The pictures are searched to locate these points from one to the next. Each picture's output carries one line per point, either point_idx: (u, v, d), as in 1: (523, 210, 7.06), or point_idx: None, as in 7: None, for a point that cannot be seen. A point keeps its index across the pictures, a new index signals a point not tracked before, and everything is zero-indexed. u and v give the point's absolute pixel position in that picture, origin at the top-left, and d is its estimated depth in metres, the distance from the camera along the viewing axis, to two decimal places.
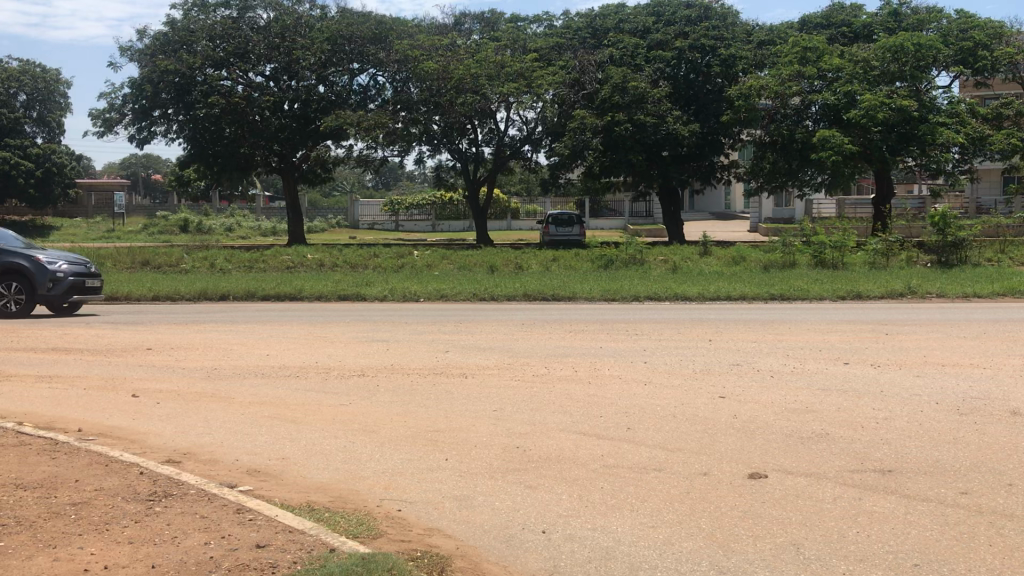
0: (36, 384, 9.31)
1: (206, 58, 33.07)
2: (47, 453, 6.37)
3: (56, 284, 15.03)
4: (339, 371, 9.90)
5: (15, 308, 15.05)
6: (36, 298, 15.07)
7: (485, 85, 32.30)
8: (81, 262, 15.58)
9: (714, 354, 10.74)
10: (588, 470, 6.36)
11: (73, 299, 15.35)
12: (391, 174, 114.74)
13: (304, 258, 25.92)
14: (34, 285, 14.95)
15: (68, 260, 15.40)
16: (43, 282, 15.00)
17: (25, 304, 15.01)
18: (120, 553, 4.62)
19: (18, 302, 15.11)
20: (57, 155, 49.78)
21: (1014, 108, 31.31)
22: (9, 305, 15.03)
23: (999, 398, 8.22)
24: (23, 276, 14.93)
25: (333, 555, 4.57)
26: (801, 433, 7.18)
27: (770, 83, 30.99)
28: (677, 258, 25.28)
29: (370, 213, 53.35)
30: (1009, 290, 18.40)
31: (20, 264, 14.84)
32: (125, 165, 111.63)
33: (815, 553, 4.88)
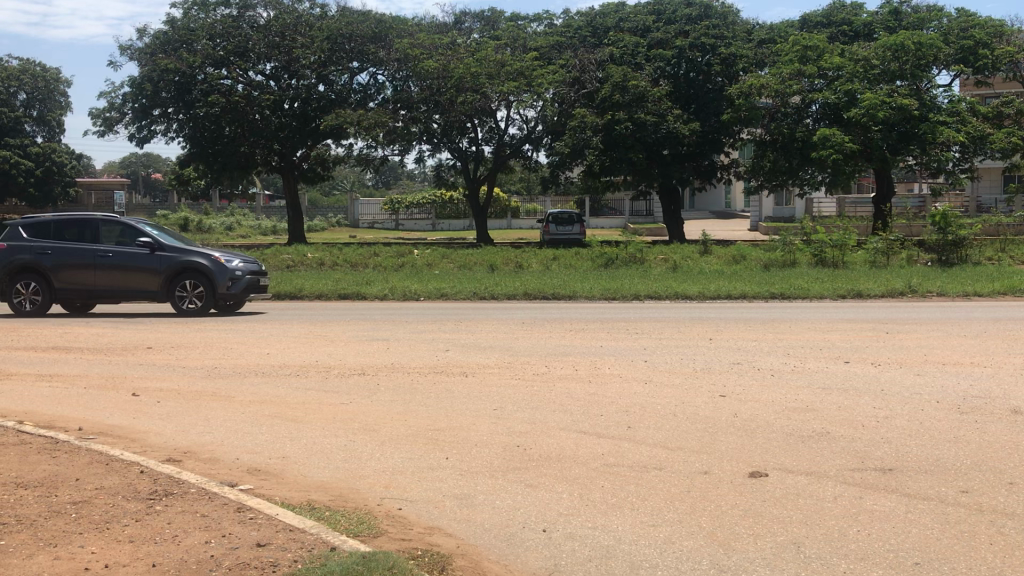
0: (36, 383, 9.32)
1: (206, 57, 33.18)
2: (47, 451, 6.38)
3: (235, 284, 15.05)
4: (339, 370, 9.91)
5: (192, 307, 15.07)
6: (215, 297, 15.09)
7: (485, 84, 32.34)
8: (254, 261, 15.58)
9: (715, 353, 10.75)
10: (589, 468, 6.36)
11: (248, 298, 15.39)
12: (391, 173, 114.69)
13: (303, 257, 25.92)
14: (214, 285, 14.94)
15: (242, 259, 15.39)
16: (222, 281, 14.98)
17: (203, 303, 15.01)
18: (120, 552, 4.62)
19: (195, 300, 15.13)
20: (56, 155, 49.76)
21: (1014, 107, 31.28)
22: (187, 303, 15.05)
23: (1000, 396, 8.23)
24: (201, 274, 14.92)
25: (334, 554, 4.57)
26: (802, 432, 7.18)
27: (771, 82, 31.03)
28: (678, 256, 25.28)
29: (370, 212, 53.33)
30: (1009, 289, 18.39)
31: (202, 263, 14.81)
32: (125, 164, 111.65)
33: (815, 551, 4.88)
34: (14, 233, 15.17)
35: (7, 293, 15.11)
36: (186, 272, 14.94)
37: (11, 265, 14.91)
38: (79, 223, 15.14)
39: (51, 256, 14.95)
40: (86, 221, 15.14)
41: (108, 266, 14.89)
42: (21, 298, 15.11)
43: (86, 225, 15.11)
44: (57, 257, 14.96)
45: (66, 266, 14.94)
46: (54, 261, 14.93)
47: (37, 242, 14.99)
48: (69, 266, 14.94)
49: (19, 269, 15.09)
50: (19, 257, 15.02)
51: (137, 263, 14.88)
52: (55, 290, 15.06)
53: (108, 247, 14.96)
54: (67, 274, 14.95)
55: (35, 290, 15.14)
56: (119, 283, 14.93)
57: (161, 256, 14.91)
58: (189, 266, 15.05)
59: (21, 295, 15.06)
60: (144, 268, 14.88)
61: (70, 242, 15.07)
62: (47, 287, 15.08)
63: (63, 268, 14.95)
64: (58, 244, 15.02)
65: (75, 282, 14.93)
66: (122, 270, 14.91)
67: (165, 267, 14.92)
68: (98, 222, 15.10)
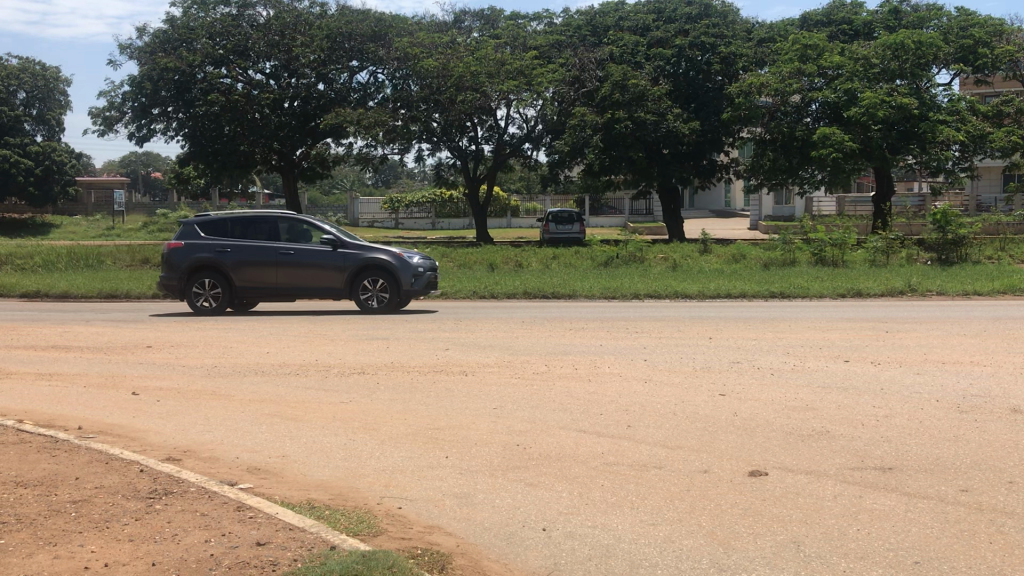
0: (37, 382, 9.34)
1: (206, 56, 33.26)
2: (47, 450, 6.38)
3: (419, 280, 14.93)
4: (339, 368, 9.92)
5: (376, 304, 14.99)
6: (398, 294, 14.99)
7: (485, 83, 32.31)
8: (431, 258, 15.48)
9: (715, 351, 10.76)
10: (588, 467, 6.37)
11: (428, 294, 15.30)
12: (391, 172, 114.66)
13: None
14: (398, 281, 14.86)
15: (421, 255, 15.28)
16: (406, 277, 14.89)
17: (388, 301, 14.94)
18: (120, 551, 4.62)
19: (378, 297, 15.04)
20: (57, 154, 49.71)
21: (1015, 105, 31.25)
22: (370, 301, 14.97)
23: (1000, 395, 8.24)
24: (384, 272, 14.84)
25: (334, 553, 4.57)
26: (801, 430, 7.19)
27: (771, 81, 31.16)
28: (677, 255, 25.35)
29: (370, 210, 53.32)
30: (1009, 287, 18.41)
31: (386, 260, 14.73)
32: (126, 163, 111.66)
33: (814, 550, 4.89)
34: (191, 231, 15.32)
35: (188, 292, 15.23)
36: (369, 270, 14.85)
37: (193, 262, 15.04)
38: (257, 220, 15.20)
39: (231, 254, 15.02)
40: (263, 218, 15.20)
41: (290, 264, 14.87)
42: (201, 296, 15.24)
43: (264, 222, 15.16)
44: (238, 255, 15.01)
45: (248, 263, 14.96)
46: (235, 258, 14.99)
47: (215, 240, 15.10)
48: (250, 264, 14.96)
49: (197, 267, 15.21)
50: (198, 255, 15.13)
51: (319, 260, 14.83)
52: (234, 288, 15.15)
53: (288, 245, 14.95)
54: (249, 271, 14.97)
55: (214, 288, 15.24)
56: (300, 281, 14.90)
57: (342, 253, 14.84)
58: (371, 264, 14.94)
59: (202, 294, 15.19)
60: (324, 265, 14.82)
61: (249, 239, 15.11)
62: (227, 285, 15.20)
63: (243, 266, 15.00)
64: (236, 242, 15.09)
65: (257, 280, 14.97)
66: (305, 267, 14.86)
67: (346, 264, 14.84)
68: (276, 219, 15.14)
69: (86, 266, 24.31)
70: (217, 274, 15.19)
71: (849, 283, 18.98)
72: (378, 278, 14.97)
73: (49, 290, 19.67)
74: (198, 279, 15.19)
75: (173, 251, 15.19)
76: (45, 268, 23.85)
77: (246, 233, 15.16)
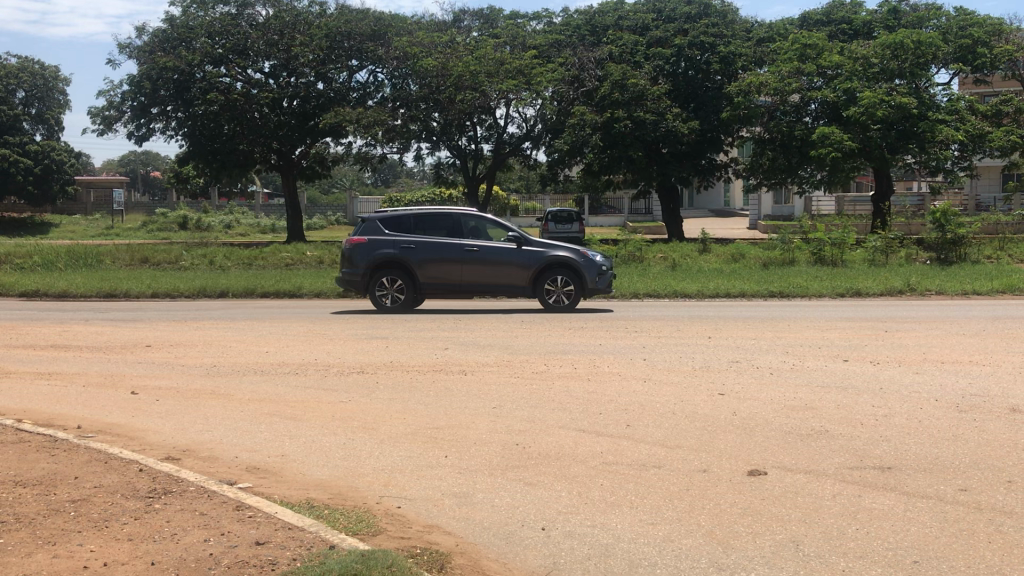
0: (37, 381, 9.35)
1: (205, 55, 33.27)
2: (47, 449, 6.39)
3: (603, 278, 14.96)
4: (339, 368, 9.93)
5: (560, 302, 15.00)
6: (581, 292, 15.02)
7: (485, 82, 32.28)
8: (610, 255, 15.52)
9: (714, 350, 10.78)
10: (588, 466, 6.38)
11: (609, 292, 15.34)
12: (391, 171, 114.54)
13: (303, 254, 26.00)
14: (585, 279, 14.88)
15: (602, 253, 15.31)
16: (592, 275, 14.91)
17: (574, 299, 14.96)
18: (119, 550, 4.62)
19: (562, 295, 15.05)
20: (56, 152, 49.60)
21: (1014, 105, 31.25)
22: (555, 299, 14.98)
23: (999, 394, 8.25)
24: (569, 270, 14.86)
25: (333, 552, 4.57)
26: (801, 429, 7.20)
27: (770, 80, 31.22)
28: (677, 254, 25.40)
29: (369, 210, 53.29)
30: (1008, 287, 18.43)
31: (571, 258, 14.76)
32: (126, 161, 111.66)
33: (814, 549, 4.89)
34: (375, 228, 15.24)
35: (373, 288, 15.13)
36: (554, 268, 14.87)
37: (380, 259, 14.94)
38: (439, 217, 15.18)
39: (417, 251, 14.94)
40: (446, 215, 15.17)
41: (477, 261, 14.83)
42: (385, 293, 15.15)
43: (446, 219, 15.15)
44: (424, 251, 14.95)
45: (434, 259, 14.90)
46: (421, 255, 14.92)
47: (401, 236, 15.02)
48: (435, 261, 14.90)
49: (381, 264, 15.12)
50: (384, 251, 15.03)
51: (507, 257, 14.80)
52: (418, 285, 15.08)
53: (474, 242, 14.91)
54: (435, 267, 14.91)
55: (397, 285, 15.16)
56: (485, 278, 14.86)
57: (528, 250, 14.85)
58: (557, 262, 14.95)
59: (386, 291, 15.11)
60: (509, 262, 14.79)
61: (436, 236, 15.06)
62: (411, 282, 15.13)
63: (429, 263, 14.93)
64: (421, 238, 15.02)
65: (442, 277, 14.91)
66: (492, 264, 14.83)
67: (531, 261, 14.84)
68: (458, 216, 15.12)
69: (85, 265, 24.28)
70: (401, 271, 15.11)
71: (849, 283, 18.98)
72: (562, 276, 14.98)
73: (48, 289, 19.66)
74: (383, 276, 15.09)
75: (358, 247, 15.08)
76: (44, 267, 23.82)
77: (430, 230, 15.12)
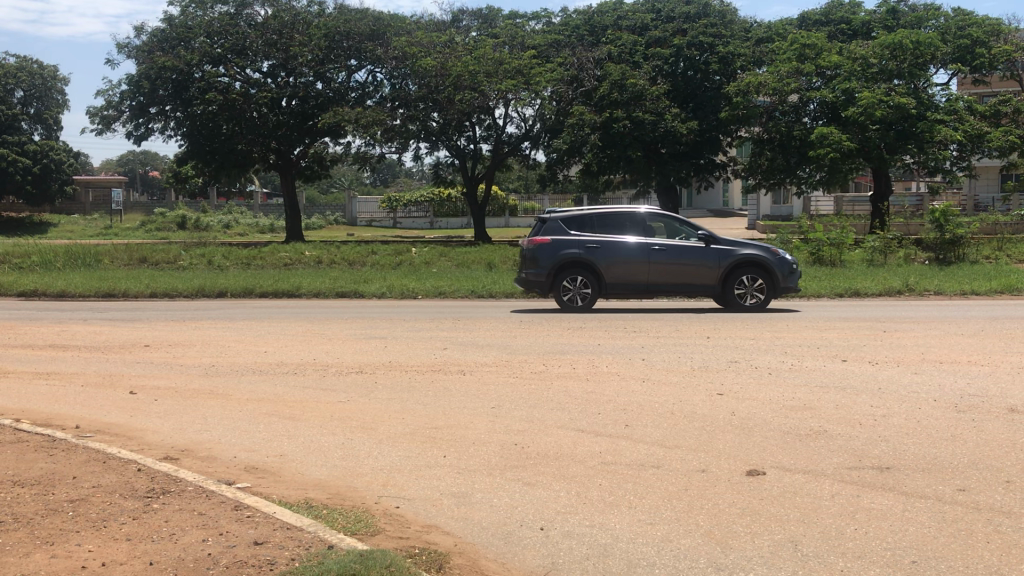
0: (35, 381, 9.33)
1: (204, 55, 33.24)
2: (45, 449, 6.38)
3: (793, 276, 14.86)
4: (337, 368, 9.93)
5: (751, 302, 14.84)
6: (773, 292, 14.94)
7: (484, 82, 32.27)
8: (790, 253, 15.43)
9: (713, 350, 10.78)
10: (586, 466, 6.38)
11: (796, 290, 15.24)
12: (390, 171, 114.44)
13: (302, 254, 25.97)
14: (776, 277, 14.79)
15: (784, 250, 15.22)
16: (783, 273, 14.83)
17: (765, 299, 14.86)
18: (118, 550, 4.61)
19: (750, 295, 14.90)
20: (54, 151, 49.61)
21: (1012, 105, 31.28)
22: (745, 299, 14.82)
23: (997, 394, 8.26)
24: (760, 268, 14.78)
25: (331, 552, 4.57)
26: (799, 430, 7.20)
27: (768, 80, 31.09)
28: None
29: (367, 209, 53.25)
30: (1007, 287, 18.44)
31: (762, 256, 14.68)
32: (125, 161, 111.57)
33: (812, 549, 4.90)
34: (558, 227, 15.10)
35: (560, 287, 15.02)
36: (744, 267, 14.80)
37: (566, 259, 14.85)
38: (623, 216, 15.07)
39: (602, 252, 14.85)
40: (630, 215, 15.07)
41: (666, 260, 14.76)
42: (571, 293, 15.08)
43: (629, 217, 15.05)
44: (611, 251, 14.86)
45: (620, 259, 14.82)
46: (607, 255, 14.83)
47: (587, 236, 14.92)
48: (622, 262, 14.82)
49: (565, 264, 15.03)
50: (568, 251, 14.93)
51: (696, 256, 14.73)
52: (604, 284, 15.00)
53: (659, 241, 14.83)
54: (620, 267, 14.83)
55: (582, 285, 15.09)
56: (673, 278, 14.78)
57: (717, 249, 14.78)
58: (746, 260, 14.87)
59: (571, 291, 15.03)
60: (700, 262, 14.73)
61: (618, 235, 14.96)
62: (596, 282, 15.06)
63: (616, 263, 14.85)
64: (607, 238, 14.92)
65: (628, 277, 14.84)
66: (681, 263, 14.76)
67: (721, 262, 14.80)
68: (643, 215, 15.01)
69: (84, 264, 24.25)
70: (586, 271, 15.02)
71: (847, 283, 18.98)
72: (752, 276, 14.88)
73: (47, 289, 19.66)
74: (567, 276, 15.01)
75: (542, 248, 14.95)
76: (43, 266, 23.80)
77: (615, 229, 15.00)
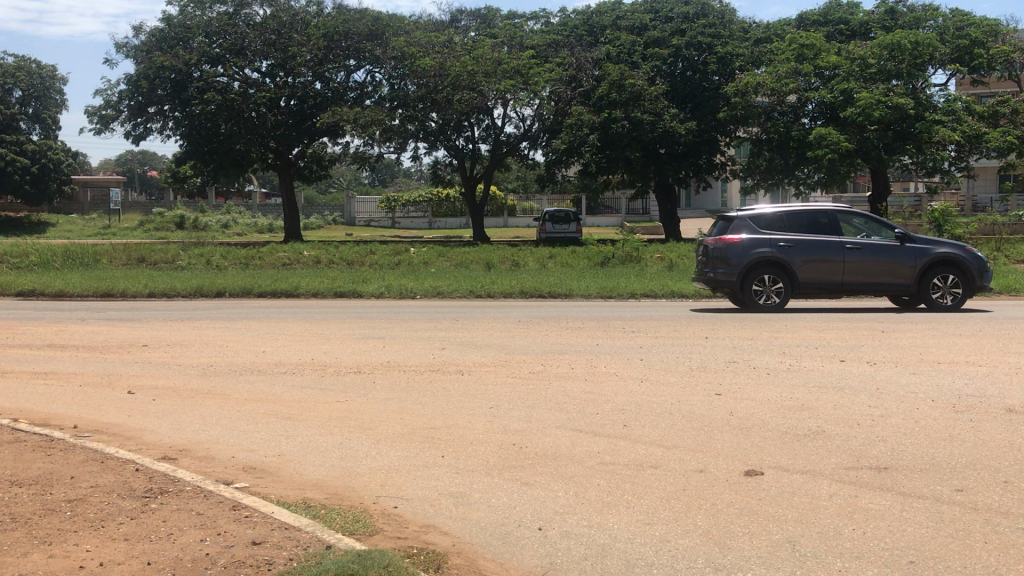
0: (33, 381, 9.31)
1: (202, 55, 33.19)
2: (43, 449, 6.37)
3: (986, 275, 14.90)
4: (335, 368, 9.92)
5: (947, 302, 14.83)
6: (967, 292, 14.92)
7: (482, 82, 32.26)
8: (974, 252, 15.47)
9: (711, 351, 10.78)
10: (584, 466, 6.38)
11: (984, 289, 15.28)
12: (389, 171, 114.36)
13: (300, 254, 25.95)
14: (971, 277, 14.81)
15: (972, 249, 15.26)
16: (976, 272, 14.85)
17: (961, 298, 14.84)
18: (116, 550, 4.61)
19: (947, 295, 14.91)
20: (52, 151, 49.56)
21: (1010, 106, 31.29)
22: (942, 299, 14.81)
23: (995, 395, 8.26)
24: (955, 267, 14.78)
25: (329, 552, 4.56)
26: (797, 430, 7.20)
27: (767, 80, 31.33)
28: (675, 254, 25.47)
29: (366, 209, 53.19)
30: (1005, 287, 18.45)
31: (959, 254, 14.69)
32: (122, 161, 111.45)
33: (810, 549, 4.90)
34: (747, 226, 14.96)
35: (753, 287, 14.88)
36: (940, 266, 14.79)
37: (760, 258, 14.70)
38: (812, 213, 15.03)
39: (797, 249, 14.71)
40: (823, 212, 14.97)
41: (862, 259, 14.66)
42: (762, 293, 14.92)
43: (819, 216, 15.02)
44: (805, 250, 14.74)
45: (814, 258, 14.70)
46: (803, 254, 14.70)
47: (780, 236, 14.78)
48: (815, 260, 14.69)
49: (756, 263, 14.88)
50: (760, 251, 14.79)
51: (892, 255, 14.68)
52: (797, 284, 14.86)
53: (853, 240, 14.75)
54: (815, 266, 14.70)
55: (774, 284, 14.94)
56: (869, 277, 14.70)
57: (913, 248, 14.75)
58: (940, 259, 14.86)
59: (765, 290, 14.86)
60: (897, 260, 14.68)
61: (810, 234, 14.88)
62: (788, 282, 14.91)
63: (811, 262, 14.71)
64: (798, 237, 14.79)
65: (823, 277, 14.70)
66: (876, 262, 14.67)
67: (916, 261, 14.77)
68: (837, 214, 15.01)
69: (83, 264, 24.23)
70: (777, 271, 14.88)
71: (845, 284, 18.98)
72: (946, 275, 14.85)
73: (45, 288, 19.63)
74: (759, 275, 14.85)
75: (733, 247, 14.81)
76: (41, 266, 23.76)
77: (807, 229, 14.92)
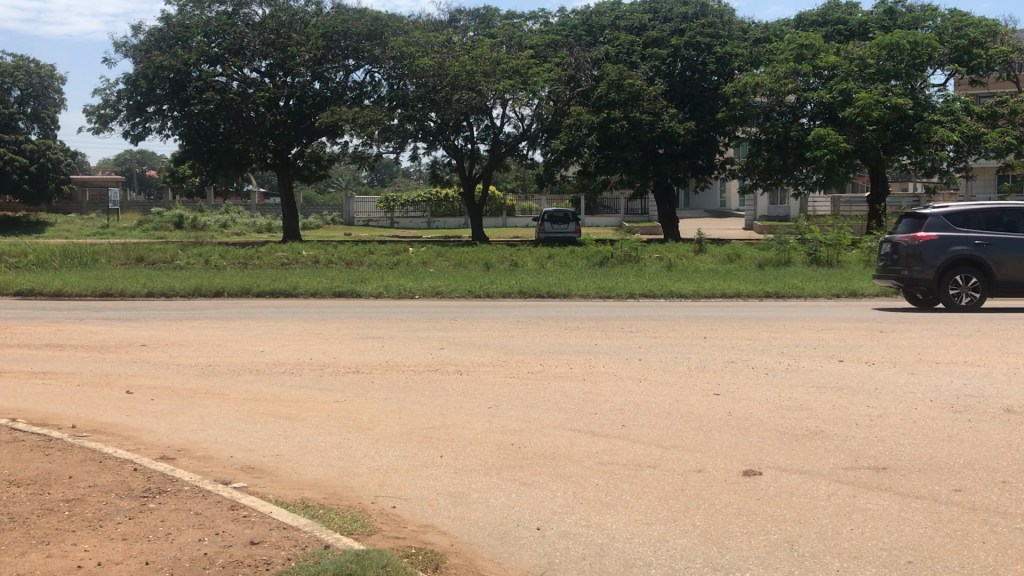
0: (31, 381, 9.30)
1: (201, 54, 33.12)
2: (41, 449, 6.36)
3: None
4: (334, 368, 9.91)
5: None
6: None
7: (481, 82, 32.23)
8: None
9: (710, 351, 10.78)
10: (583, 466, 6.38)
11: None
12: (388, 171, 114.31)
13: (299, 254, 25.92)
14: None
15: None
16: None
17: None
18: (114, 550, 4.61)
19: None
20: (50, 151, 49.53)
21: (1009, 106, 31.31)
22: None
23: (993, 395, 8.27)
24: None
25: (327, 551, 4.56)
26: (796, 430, 7.21)
27: (766, 81, 31.30)
28: (673, 255, 25.46)
29: (364, 209, 53.18)
30: None
31: None
32: (121, 160, 111.46)
33: (808, 549, 4.90)
34: (942, 224, 14.73)
35: (947, 288, 14.69)
36: None
37: (958, 258, 14.49)
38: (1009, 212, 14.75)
39: (995, 248, 14.50)
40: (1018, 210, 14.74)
41: None
42: (958, 293, 14.72)
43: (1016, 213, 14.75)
44: (1003, 249, 14.50)
45: (1012, 257, 14.48)
46: (1001, 254, 14.48)
47: (976, 234, 14.55)
48: (1015, 260, 14.48)
49: (954, 262, 14.68)
50: (956, 249, 14.57)
51: None
52: (994, 283, 14.64)
53: None
54: (1013, 265, 14.48)
55: (971, 285, 14.73)
56: None
57: None
58: None
59: (961, 290, 14.67)
60: None
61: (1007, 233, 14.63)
62: (984, 282, 14.69)
63: (1009, 261, 14.49)
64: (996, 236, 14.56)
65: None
66: None
67: None
68: None
69: (81, 264, 24.21)
70: (975, 271, 14.65)
71: (844, 283, 19.03)
72: None
73: (44, 288, 19.62)
74: (959, 275, 14.64)
75: (930, 246, 14.59)
76: (40, 266, 23.75)
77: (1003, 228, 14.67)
